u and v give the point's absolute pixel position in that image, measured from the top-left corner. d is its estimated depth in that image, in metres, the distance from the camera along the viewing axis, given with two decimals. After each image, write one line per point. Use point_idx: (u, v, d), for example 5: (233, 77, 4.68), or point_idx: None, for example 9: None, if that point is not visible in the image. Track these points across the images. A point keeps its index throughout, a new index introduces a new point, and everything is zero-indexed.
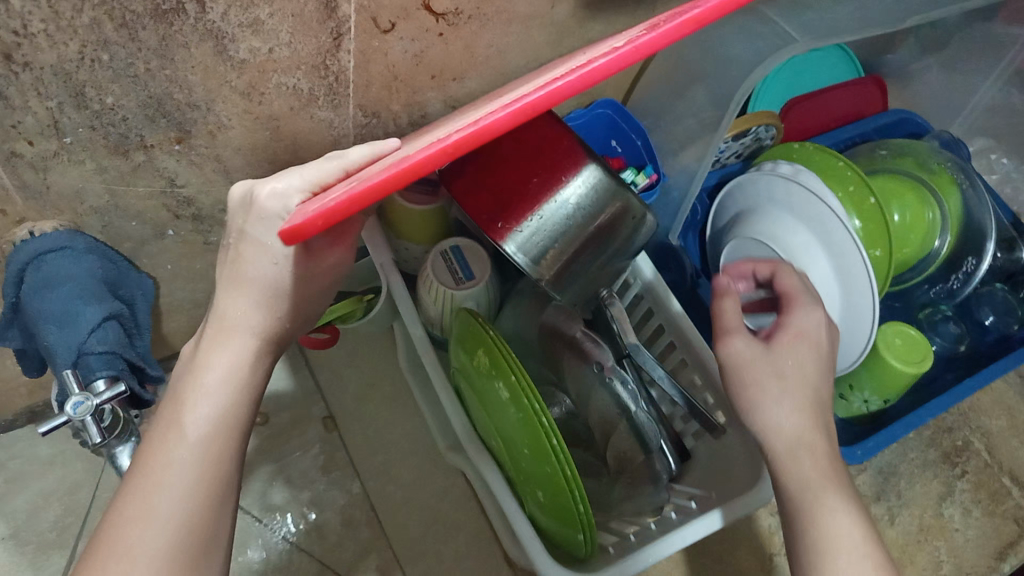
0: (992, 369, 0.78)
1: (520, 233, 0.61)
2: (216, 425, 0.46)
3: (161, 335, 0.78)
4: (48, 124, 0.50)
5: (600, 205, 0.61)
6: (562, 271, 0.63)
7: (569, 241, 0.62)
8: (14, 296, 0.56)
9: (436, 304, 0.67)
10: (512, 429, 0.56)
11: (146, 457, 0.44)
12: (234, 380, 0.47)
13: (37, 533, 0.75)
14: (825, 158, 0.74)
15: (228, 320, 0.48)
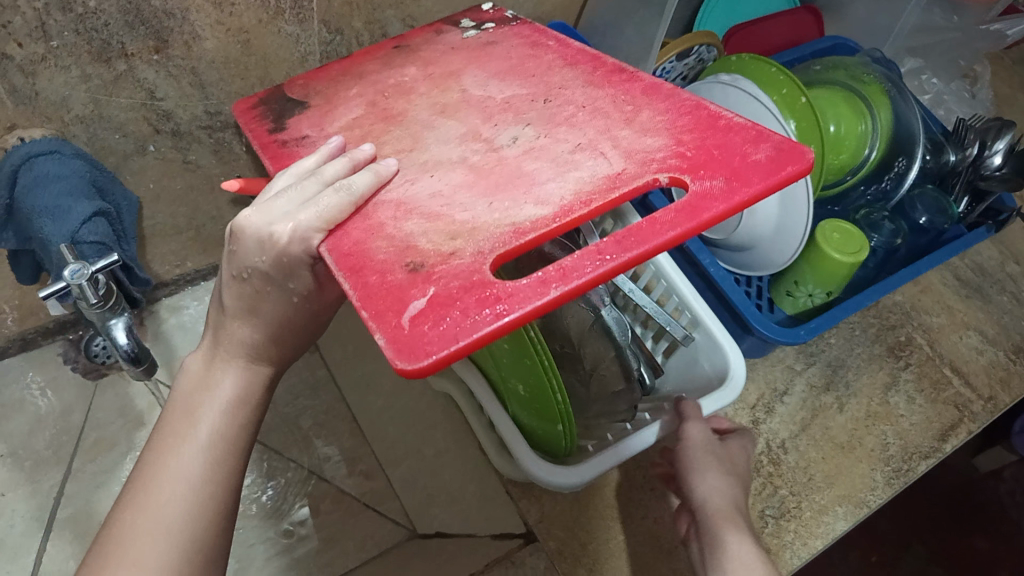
0: (925, 261, 0.82)
1: None
2: (226, 437, 0.51)
3: (146, 264, 0.82)
4: (36, 26, 0.55)
5: None
6: None
7: None
8: (9, 199, 0.61)
9: None
10: None
11: (156, 465, 0.48)
12: (240, 399, 0.52)
13: (35, 450, 0.79)
14: (761, 66, 0.80)
15: (237, 344, 0.53)
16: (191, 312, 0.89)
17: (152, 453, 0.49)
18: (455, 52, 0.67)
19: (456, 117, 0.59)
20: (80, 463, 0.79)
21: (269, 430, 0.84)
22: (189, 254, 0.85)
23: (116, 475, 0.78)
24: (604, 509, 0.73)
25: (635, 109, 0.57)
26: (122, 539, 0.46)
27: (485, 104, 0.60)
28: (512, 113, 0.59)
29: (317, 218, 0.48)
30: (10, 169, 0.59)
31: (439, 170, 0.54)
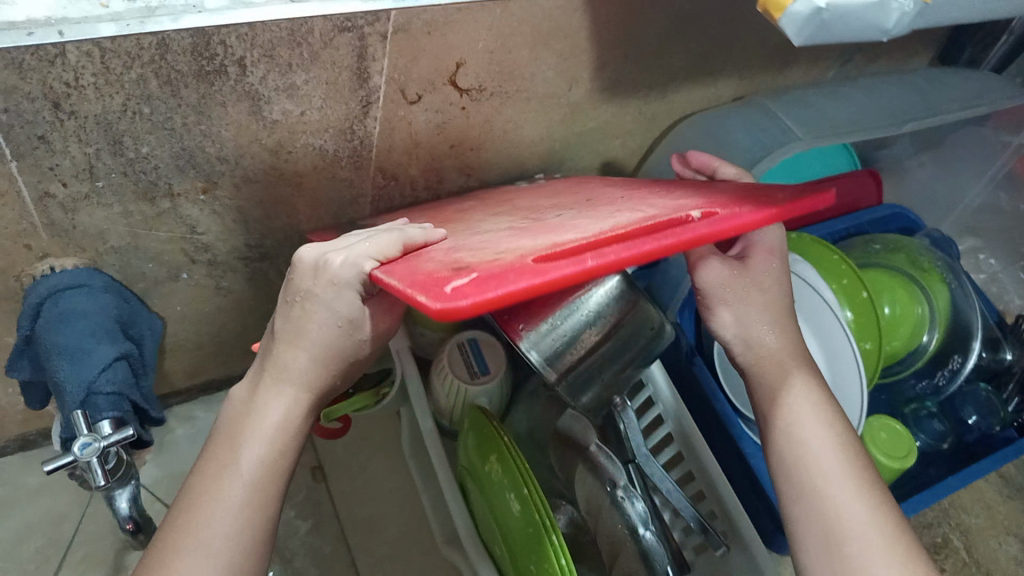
0: (975, 468, 0.78)
1: (536, 331, 0.58)
2: (270, 465, 0.46)
3: (161, 374, 0.79)
4: (84, 168, 0.52)
5: (617, 311, 0.60)
6: (574, 378, 0.60)
7: (584, 343, 0.60)
8: (30, 330, 0.58)
9: (448, 398, 0.65)
10: (515, 539, 0.54)
11: (198, 498, 0.45)
12: (287, 427, 0.47)
13: (17, 563, 0.75)
14: (822, 250, 0.77)
15: (281, 365, 0.46)
16: (200, 422, 0.85)
17: (194, 487, 0.45)
18: (515, 190, 0.65)
19: (504, 211, 0.56)
20: None
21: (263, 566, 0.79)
22: (205, 366, 0.81)
23: None
24: None
25: (666, 187, 0.53)
26: (152, 568, 0.41)
27: (530, 205, 0.57)
28: (553, 204, 0.55)
29: (371, 250, 0.41)
30: (34, 301, 0.56)
31: (482, 225, 0.49)
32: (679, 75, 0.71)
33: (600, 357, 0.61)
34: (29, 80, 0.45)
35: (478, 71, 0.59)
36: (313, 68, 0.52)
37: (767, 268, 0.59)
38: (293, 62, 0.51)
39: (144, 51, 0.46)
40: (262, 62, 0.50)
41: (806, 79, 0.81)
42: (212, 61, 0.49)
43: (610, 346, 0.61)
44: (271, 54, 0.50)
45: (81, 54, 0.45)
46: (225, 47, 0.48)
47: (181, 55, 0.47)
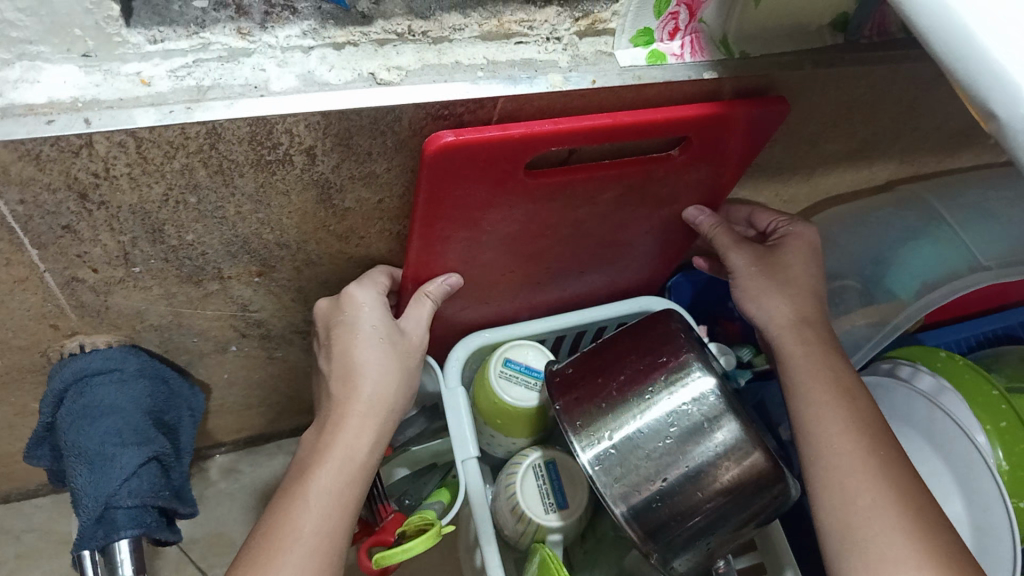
0: None
1: (611, 462, 0.48)
2: (339, 494, 0.44)
3: (204, 430, 0.71)
4: (117, 255, 0.44)
5: (731, 476, 0.48)
6: (666, 543, 0.48)
7: (686, 503, 0.48)
8: (52, 416, 0.50)
9: (516, 528, 0.55)
10: None
11: (264, 540, 0.42)
12: (360, 452, 0.45)
13: None
14: (976, 378, 0.63)
15: (350, 390, 0.46)
16: (245, 477, 0.78)
17: (265, 516, 0.43)
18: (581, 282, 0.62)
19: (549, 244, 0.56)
20: None
21: None
22: (254, 422, 0.74)
23: None
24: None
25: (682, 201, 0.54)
26: None
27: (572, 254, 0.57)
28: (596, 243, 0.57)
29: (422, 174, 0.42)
30: (57, 387, 0.49)
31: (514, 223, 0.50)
32: (830, 156, 0.59)
33: (705, 519, 0.48)
34: (49, 171, 0.36)
35: (593, 157, 0.49)
36: (397, 156, 0.43)
37: (798, 260, 0.53)
38: (373, 151, 0.42)
39: (191, 140, 0.37)
40: (335, 151, 0.41)
41: (980, 160, 0.67)
42: (274, 150, 0.39)
43: (726, 505, 0.48)
44: (348, 143, 0.40)
45: (111, 144, 0.36)
46: (291, 136, 0.39)
47: (237, 145, 0.38)
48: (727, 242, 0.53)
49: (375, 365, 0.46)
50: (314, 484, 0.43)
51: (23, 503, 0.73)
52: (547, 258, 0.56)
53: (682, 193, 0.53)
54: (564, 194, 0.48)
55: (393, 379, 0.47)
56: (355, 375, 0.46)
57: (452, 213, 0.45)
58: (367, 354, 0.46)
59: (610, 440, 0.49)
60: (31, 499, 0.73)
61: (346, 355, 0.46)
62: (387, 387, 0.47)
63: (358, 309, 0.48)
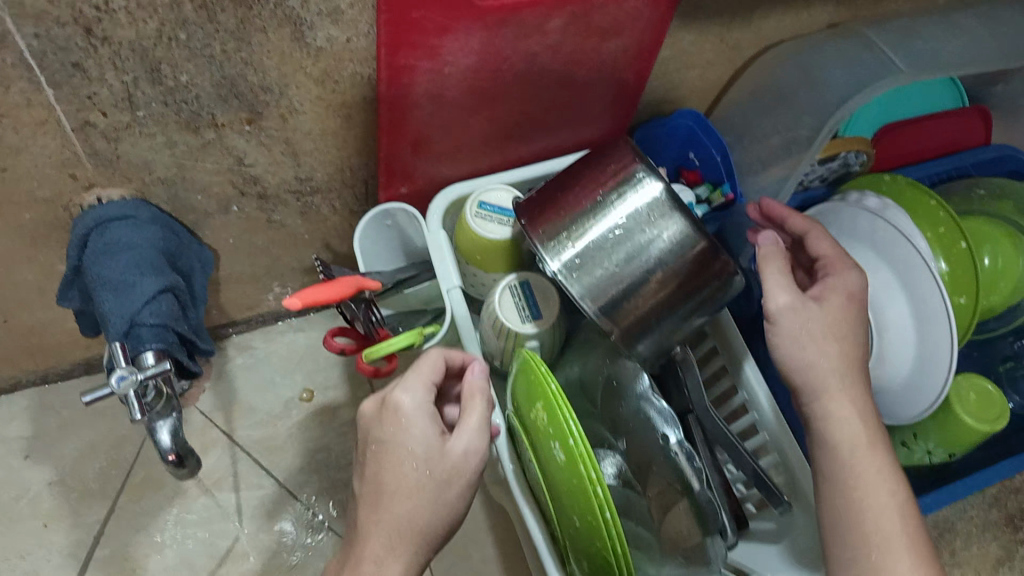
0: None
1: (578, 264, 0.55)
2: (393, 548, 0.46)
3: (217, 304, 0.79)
4: (123, 97, 0.50)
5: (679, 263, 0.54)
6: (627, 326, 0.56)
7: (642, 290, 0.55)
8: (78, 259, 0.58)
9: (498, 339, 0.62)
10: (560, 488, 0.51)
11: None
12: (413, 524, 0.46)
13: (81, 481, 0.78)
14: (915, 193, 0.69)
15: (382, 504, 0.47)
16: (259, 354, 0.85)
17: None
18: (548, 130, 0.68)
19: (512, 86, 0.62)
20: (124, 503, 0.77)
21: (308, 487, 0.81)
22: (261, 298, 0.81)
23: (157, 520, 0.77)
24: None
25: (628, 33, 0.59)
26: None
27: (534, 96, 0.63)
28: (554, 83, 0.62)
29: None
30: (81, 230, 0.56)
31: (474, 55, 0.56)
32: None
33: (663, 306, 0.56)
34: (57, 4, 0.42)
35: None
36: None
37: (845, 311, 0.55)
38: None
39: None
40: None
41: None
42: None
43: (676, 291, 0.55)
44: None
45: None
46: None
47: None
48: (780, 280, 0.56)
49: (378, 491, 0.47)
50: (370, 543, 0.46)
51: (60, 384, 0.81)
52: (509, 102, 0.62)
53: (621, 25, 0.58)
54: (514, 21, 0.54)
55: (419, 499, 0.47)
56: (384, 501, 0.47)
57: (412, 36, 0.51)
58: (398, 482, 0.47)
59: (573, 245, 0.55)
60: (67, 380, 0.81)
61: (373, 482, 0.47)
62: (417, 527, 0.46)
63: (403, 430, 0.48)
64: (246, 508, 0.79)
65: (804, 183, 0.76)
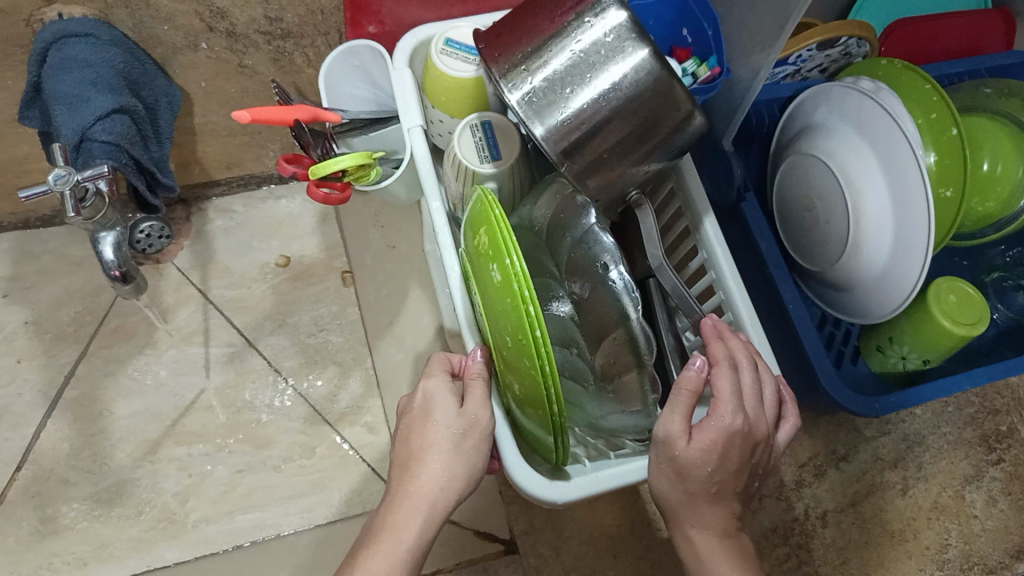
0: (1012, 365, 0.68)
1: (536, 97, 0.52)
2: (428, 490, 0.47)
3: (194, 159, 0.78)
4: None
5: (638, 95, 0.51)
6: (582, 163, 0.53)
7: (600, 125, 0.52)
8: (37, 77, 0.58)
9: (457, 179, 0.60)
10: (494, 313, 0.51)
11: (362, 547, 0.47)
12: (447, 468, 0.47)
13: (57, 322, 0.79)
14: (913, 82, 0.66)
15: (415, 470, 0.47)
16: (240, 216, 0.85)
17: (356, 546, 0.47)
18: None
19: None
20: (97, 347, 0.78)
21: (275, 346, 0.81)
22: (241, 157, 0.80)
23: (125, 366, 0.78)
24: (575, 544, 0.70)
25: None
26: None
27: None
28: None
29: None
30: (38, 47, 0.56)
31: None
32: None
33: (626, 140, 0.53)
34: None
35: None
36: None
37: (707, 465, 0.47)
38: None
39: None
40: None
41: None
42: None
43: (633, 127, 0.52)
44: None
45: None
46: None
47: None
48: (671, 407, 0.47)
49: (419, 451, 0.48)
50: (413, 487, 0.47)
51: (39, 230, 0.80)
52: None
53: None
54: None
55: (463, 456, 0.47)
56: (416, 460, 0.47)
57: None
58: (431, 442, 0.48)
59: (532, 79, 0.52)
60: (44, 228, 0.81)
61: (408, 442, 0.49)
62: (450, 477, 0.47)
63: (434, 407, 0.49)
64: (214, 362, 0.80)
65: (800, 71, 0.75)
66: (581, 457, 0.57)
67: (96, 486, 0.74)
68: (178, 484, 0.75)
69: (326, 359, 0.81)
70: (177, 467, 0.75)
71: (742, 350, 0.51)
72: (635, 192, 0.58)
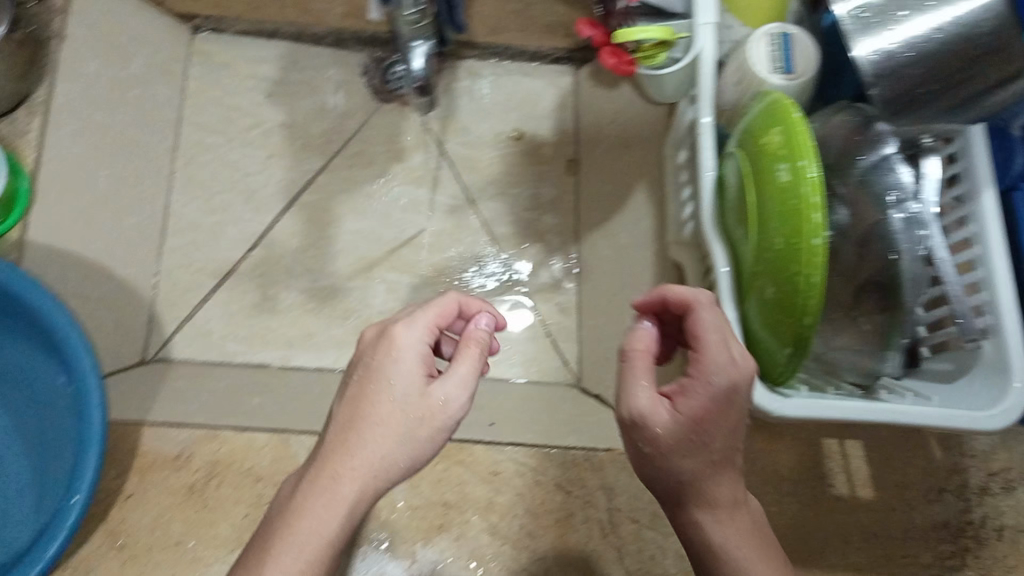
0: None
1: (868, 14, 0.47)
2: (353, 502, 0.46)
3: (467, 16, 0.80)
4: None
5: (981, 39, 0.46)
6: (891, 100, 0.48)
7: (928, 63, 0.47)
8: None
9: (738, 87, 0.62)
10: (769, 212, 0.52)
11: (273, 531, 0.46)
12: (387, 452, 0.46)
13: (306, 133, 0.84)
14: None
15: (352, 460, 0.46)
16: (486, 83, 0.87)
17: (267, 530, 0.46)
18: None
19: None
20: (337, 164, 0.83)
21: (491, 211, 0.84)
22: (507, 25, 0.82)
23: (360, 188, 0.83)
24: None
25: None
26: None
27: None
28: None
29: None
30: None
31: None
32: None
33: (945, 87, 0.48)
34: None
35: None
36: None
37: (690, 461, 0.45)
38: None
39: None
40: None
41: None
42: None
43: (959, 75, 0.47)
44: None
45: None
46: None
47: None
48: (632, 376, 0.48)
49: (359, 435, 0.47)
50: (343, 483, 0.46)
51: (310, 46, 0.86)
52: None
53: None
54: None
55: (393, 440, 0.47)
56: (353, 434, 0.47)
57: None
58: (376, 416, 0.47)
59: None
60: (315, 46, 0.86)
61: (351, 402, 0.48)
62: (388, 460, 0.46)
63: (388, 360, 0.48)
64: (437, 205, 0.84)
65: None
66: (797, 384, 0.57)
67: (312, 283, 0.80)
68: (384, 302, 0.81)
69: (537, 235, 0.84)
70: (386, 287, 0.81)
71: (685, 293, 0.49)
72: (930, 138, 0.55)
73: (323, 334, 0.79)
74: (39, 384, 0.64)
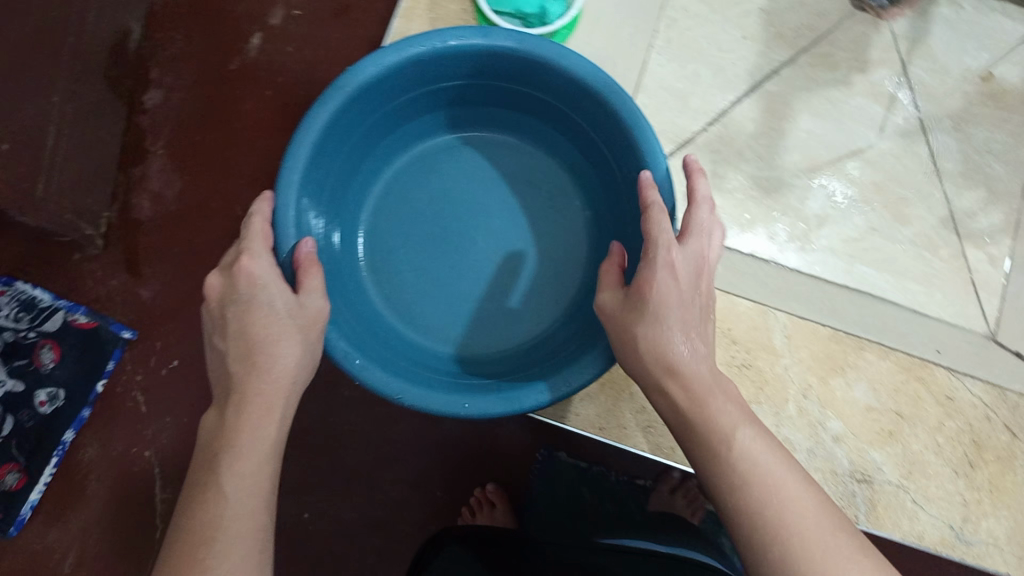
0: None
1: None
2: (274, 430, 0.49)
3: None
4: None
5: None
6: None
7: None
8: None
9: None
10: None
11: (210, 460, 0.47)
12: (295, 368, 0.51)
13: (781, 25, 0.83)
14: None
15: (261, 381, 0.49)
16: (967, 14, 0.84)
17: (201, 467, 0.48)
18: None
19: None
20: (803, 63, 0.83)
21: (941, 144, 0.82)
22: None
23: (823, 90, 0.83)
24: None
25: None
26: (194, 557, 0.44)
27: None
28: None
29: None
30: None
31: None
32: None
33: None
34: None
35: None
36: None
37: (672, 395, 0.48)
38: None
39: None
40: None
41: None
42: None
43: None
44: None
45: None
46: None
47: None
48: (608, 279, 0.55)
49: (254, 358, 0.49)
50: (252, 414, 0.48)
51: None
52: None
53: None
54: None
55: (299, 351, 0.51)
56: (253, 356, 0.49)
57: None
58: (268, 334, 0.50)
59: None
60: None
61: (241, 337, 0.50)
62: (295, 367, 0.51)
63: (254, 288, 0.51)
64: (891, 125, 0.82)
65: None
66: None
67: (760, 171, 0.80)
68: (820, 208, 0.80)
69: (983, 180, 0.81)
70: (826, 193, 0.80)
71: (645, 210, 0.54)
72: None
73: (762, 221, 0.79)
74: (557, 209, 0.75)
